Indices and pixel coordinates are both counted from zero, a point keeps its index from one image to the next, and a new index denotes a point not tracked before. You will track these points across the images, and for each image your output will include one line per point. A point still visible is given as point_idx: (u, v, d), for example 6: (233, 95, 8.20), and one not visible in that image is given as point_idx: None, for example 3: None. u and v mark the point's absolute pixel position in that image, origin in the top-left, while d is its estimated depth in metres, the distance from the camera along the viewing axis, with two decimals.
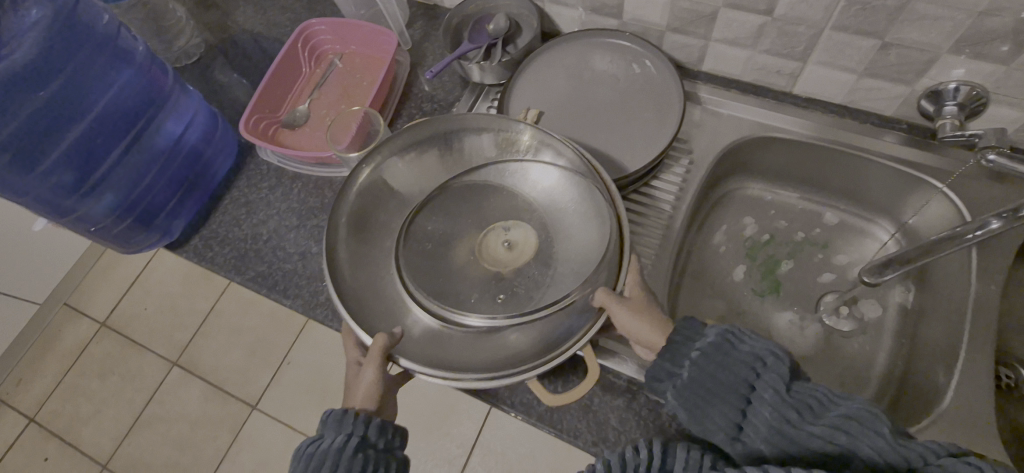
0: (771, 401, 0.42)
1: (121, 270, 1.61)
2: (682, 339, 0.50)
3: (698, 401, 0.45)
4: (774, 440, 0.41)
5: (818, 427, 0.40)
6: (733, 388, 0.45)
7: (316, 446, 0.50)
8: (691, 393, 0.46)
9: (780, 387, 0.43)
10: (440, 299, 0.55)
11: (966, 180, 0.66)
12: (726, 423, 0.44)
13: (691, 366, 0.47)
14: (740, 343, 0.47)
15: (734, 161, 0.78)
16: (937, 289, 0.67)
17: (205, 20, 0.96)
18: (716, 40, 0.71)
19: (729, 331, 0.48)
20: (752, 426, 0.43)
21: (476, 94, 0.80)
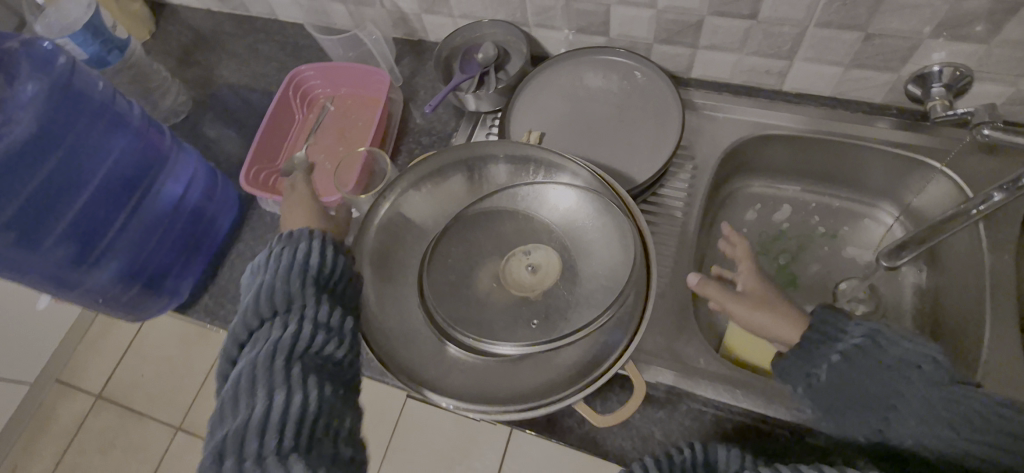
0: (915, 412, 0.45)
1: (113, 338, 1.56)
2: (811, 333, 0.51)
3: (834, 402, 0.49)
4: (921, 443, 0.45)
5: (975, 439, 0.43)
6: (880, 393, 0.47)
7: (290, 244, 0.52)
8: (828, 396, 0.49)
9: (927, 401, 0.44)
10: (472, 330, 0.54)
11: (963, 157, 0.69)
12: (867, 424, 0.47)
13: (830, 370, 0.49)
14: (892, 346, 0.47)
15: (735, 162, 0.79)
16: (951, 265, 0.68)
17: (189, 77, 0.96)
18: (703, 47, 0.73)
19: (880, 333, 0.48)
20: (898, 429, 0.46)
21: (474, 122, 0.81)
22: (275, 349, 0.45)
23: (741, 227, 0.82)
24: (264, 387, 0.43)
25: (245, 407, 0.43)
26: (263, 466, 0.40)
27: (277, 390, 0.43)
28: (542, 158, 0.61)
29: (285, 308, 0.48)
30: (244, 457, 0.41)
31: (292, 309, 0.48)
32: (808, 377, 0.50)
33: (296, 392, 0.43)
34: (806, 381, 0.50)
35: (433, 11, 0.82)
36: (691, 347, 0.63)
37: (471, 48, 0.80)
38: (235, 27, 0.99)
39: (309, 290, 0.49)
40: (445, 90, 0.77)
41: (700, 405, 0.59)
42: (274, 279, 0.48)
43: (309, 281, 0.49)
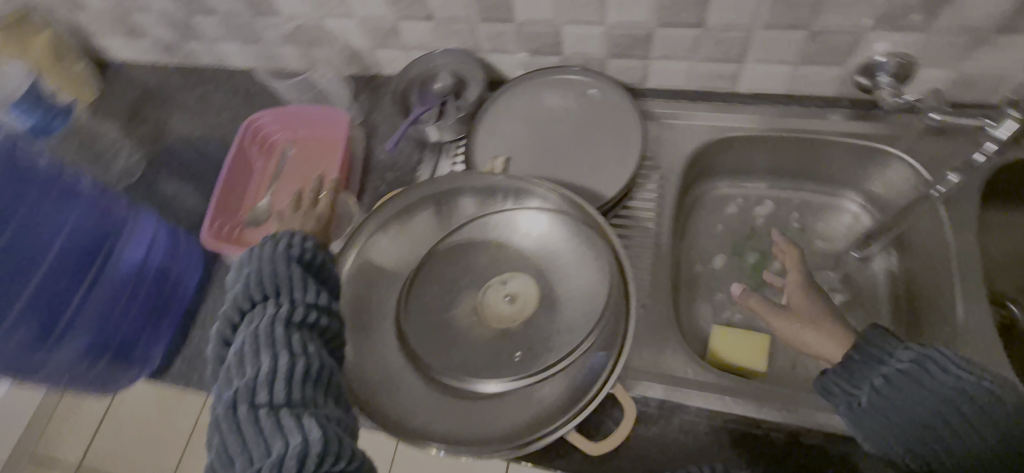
0: (956, 436, 0.46)
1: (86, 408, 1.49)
2: (857, 357, 0.52)
3: (874, 423, 0.49)
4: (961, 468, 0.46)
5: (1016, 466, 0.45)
6: (925, 420, 0.47)
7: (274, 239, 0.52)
8: (870, 417, 0.49)
9: (972, 428, 0.46)
10: (458, 372, 0.54)
11: (915, 141, 0.71)
12: (907, 449, 0.48)
13: (873, 393, 0.50)
14: (940, 370, 0.48)
15: (699, 167, 0.80)
16: (919, 248, 0.70)
17: (140, 134, 0.93)
18: (656, 58, 0.74)
19: (927, 356, 0.49)
20: (936, 455, 0.47)
21: (437, 153, 0.80)
22: (273, 321, 0.47)
23: (714, 231, 0.82)
24: (268, 347, 0.45)
25: (251, 369, 0.45)
26: (276, 414, 0.43)
27: (279, 352, 0.45)
28: (507, 186, 0.61)
29: (272, 292, 0.48)
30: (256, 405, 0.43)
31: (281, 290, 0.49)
32: (851, 397, 0.51)
33: (299, 356, 0.46)
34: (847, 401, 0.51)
35: (384, 46, 0.81)
36: (677, 359, 0.63)
37: (427, 80, 0.80)
38: (184, 78, 0.96)
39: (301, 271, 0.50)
40: (405, 125, 0.76)
41: (693, 417, 0.59)
42: (260, 265, 0.49)
43: (295, 262, 0.50)
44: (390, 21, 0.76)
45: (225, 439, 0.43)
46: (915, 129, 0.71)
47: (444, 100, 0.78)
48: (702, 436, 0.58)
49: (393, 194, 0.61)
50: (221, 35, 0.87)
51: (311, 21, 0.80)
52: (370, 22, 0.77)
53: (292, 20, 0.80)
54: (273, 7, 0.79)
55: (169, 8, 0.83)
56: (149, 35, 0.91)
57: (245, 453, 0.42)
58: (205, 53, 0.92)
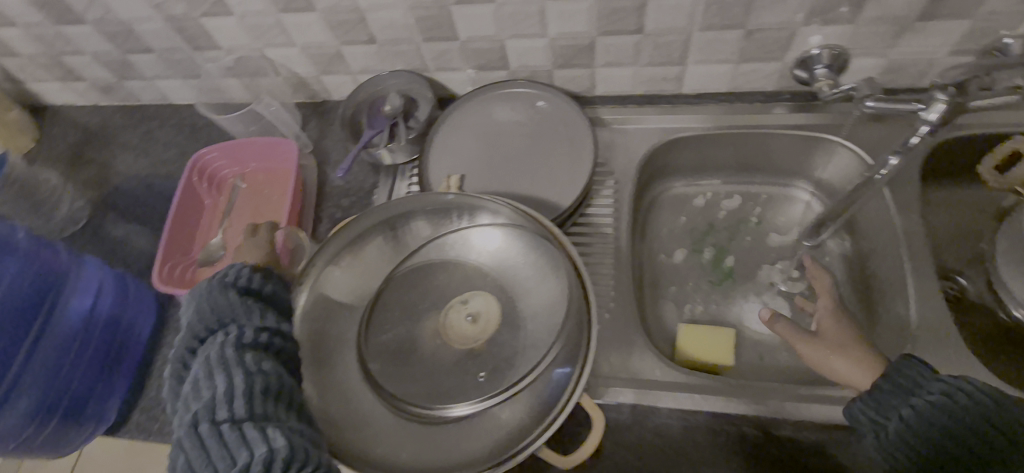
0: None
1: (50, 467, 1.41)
2: (886, 386, 0.51)
3: (900, 454, 0.48)
4: None
5: None
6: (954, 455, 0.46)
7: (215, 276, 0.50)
8: (897, 446, 0.48)
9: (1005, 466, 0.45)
10: (426, 399, 0.54)
11: (855, 128, 0.73)
12: None
13: (902, 424, 0.49)
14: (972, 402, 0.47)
15: (653, 168, 0.81)
16: (869, 229, 0.72)
17: (83, 178, 0.90)
18: (601, 66, 0.74)
19: (960, 388, 0.47)
20: None
21: (392, 175, 0.79)
22: (224, 346, 0.45)
23: (674, 230, 0.83)
24: (221, 368, 0.44)
25: (207, 391, 0.43)
26: (239, 428, 0.41)
27: (234, 371, 0.43)
28: (461, 205, 0.60)
29: (221, 323, 0.47)
30: (219, 421, 0.42)
31: (231, 321, 0.48)
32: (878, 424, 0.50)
33: (255, 374, 0.44)
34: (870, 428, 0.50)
35: (330, 72, 0.80)
36: (645, 361, 0.63)
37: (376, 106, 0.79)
38: (127, 117, 0.94)
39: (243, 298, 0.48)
40: (355, 149, 0.75)
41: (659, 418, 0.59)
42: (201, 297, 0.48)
43: (233, 289, 0.48)
44: (333, 47, 0.75)
45: (189, 459, 0.41)
46: (853, 119, 0.73)
47: (394, 121, 0.78)
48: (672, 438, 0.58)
49: (342, 223, 0.59)
50: (161, 71, 0.85)
51: (252, 51, 0.78)
52: (312, 49, 0.76)
53: (233, 52, 0.79)
54: (212, 40, 0.77)
55: (103, 48, 0.81)
56: (85, 76, 0.88)
57: (209, 467, 0.40)
58: (146, 91, 0.90)
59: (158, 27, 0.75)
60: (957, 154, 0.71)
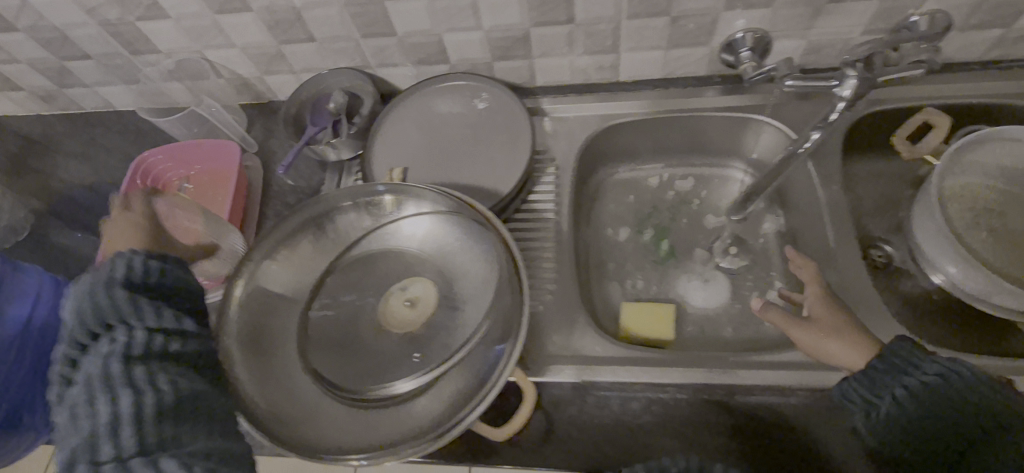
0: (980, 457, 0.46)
1: None
2: (881, 363, 0.52)
3: (893, 435, 0.50)
4: None
5: None
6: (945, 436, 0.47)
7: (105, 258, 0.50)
8: (887, 428, 0.50)
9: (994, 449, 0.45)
10: (364, 383, 0.56)
11: (780, 106, 0.76)
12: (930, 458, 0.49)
13: (894, 404, 0.50)
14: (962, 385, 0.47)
15: (594, 153, 0.83)
16: (799, 203, 0.75)
17: (25, 187, 0.89)
18: (538, 56, 0.77)
19: (953, 370, 0.48)
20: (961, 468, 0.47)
21: (338, 171, 0.80)
22: (108, 358, 0.44)
23: (616, 214, 0.85)
24: (104, 392, 0.42)
25: (86, 422, 0.42)
26: (124, 464, 0.41)
27: (121, 393, 0.42)
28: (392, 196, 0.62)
29: (103, 325, 0.46)
30: (100, 460, 0.41)
31: (118, 322, 0.46)
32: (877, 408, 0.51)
33: (146, 393, 0.43)
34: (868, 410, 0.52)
35: (272, 72, 0.81)
36: (586, 338, 0.65)
37: (322, 103, 0.81)
38: (70, 126, 0.93)
39: (131, 297, 0.46)
40: (298, 145, 0.77)
41: (610, 396, 0.61)
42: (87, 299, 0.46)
43: (118, 286, 0.46)
44: (272, 46, 0.76)
45: None
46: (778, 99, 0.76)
47: (338, 119, 0.79)
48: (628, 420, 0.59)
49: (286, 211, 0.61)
50: (103, 77, 0.85)
51: (193, 53, 0.79)
52: (252, 50, 0.77)
53: (174, 55, 0.80)
54: (151, 44, 0.78)
55: (39, 55, 0.80)
56: (25, 84, 0.87)
57: None
58: (89, 97, 0.89)
59: (94, 32, 0.75)
60: (868, 128, 0.75)
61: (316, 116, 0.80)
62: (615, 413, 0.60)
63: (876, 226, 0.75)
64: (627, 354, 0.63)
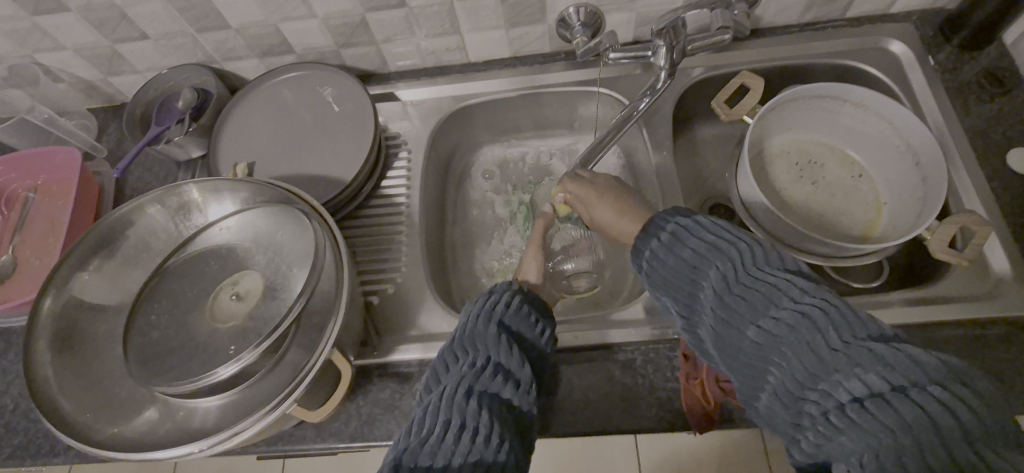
0: (794, 359, 0.38)
1: None
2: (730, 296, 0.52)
3: (724, 348, 0.43)
4: (803, 392, 0.38)
5: (863, 383, 0.35)
6: (799, 347, 0.38)
7: (487, 296, 0.52)
8: (714, 341, 0.44)
9: (807, 345, 0.38)
10: (412, 324, 0.68)
11: (880, 57, 0.76)
12: (783, 377, 0.39)
13: (714, 309, 0.43)
14: (792, 289, 0.41)
15: (685, 108, 0.81)
16: (925, 162, 0.68)
17: None
18: (641, 9, 0.74)
19: None
20: (836, 387, 0.36)
21: (431, 134, 0.81)
22: (490, 357, 0.46)
23: (713, 170, 0.82)
24: (509, 348, 0.47)
25: (479, 385, 0.44)
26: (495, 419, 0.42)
27: (508, 375, 0.45)
28: (416, 200, 0.77)
29: (473, 345, 0.48)
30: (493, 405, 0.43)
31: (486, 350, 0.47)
32: (838, 380, 0.36)
33: (518, 375, 0.46)
34: (882, 378, 0.35)
35: (351, 44, 0.79)
36: None
37: (434, 83, 0.84)
38: None
39: (522, 306, 0.52)
40: (351, 120, 0.78)
41: (659, 279, 0.48)
42: (498, 311, 0.50)
43: (520, 297, 0.52)
44: (357, 15, 0.73)
45: (453, 420, 0.41)
46: (904, 59, 0.75)
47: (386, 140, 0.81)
48: (682, 298, 0.47)
49: (322, 208, 0.62)
50: (158, 60, 0.81)
51: (265, 28, 0.75)
52: (333, 20, 0.74)
53: (244, 31, 0.76)
54: (221, 19, 0.73)
55: (88, 40, 0.76)
56: (66, 75, 0.82)
57: (479, 432, 0.41)
58: (138, 84, 0.85)
59: (156, 8, 0.71)
60: (975, 84, 0.72)
61: (429, 98, 0.84)
62: (665, 291, 0.48)
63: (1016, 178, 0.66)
64: (674, 225, 0.48)
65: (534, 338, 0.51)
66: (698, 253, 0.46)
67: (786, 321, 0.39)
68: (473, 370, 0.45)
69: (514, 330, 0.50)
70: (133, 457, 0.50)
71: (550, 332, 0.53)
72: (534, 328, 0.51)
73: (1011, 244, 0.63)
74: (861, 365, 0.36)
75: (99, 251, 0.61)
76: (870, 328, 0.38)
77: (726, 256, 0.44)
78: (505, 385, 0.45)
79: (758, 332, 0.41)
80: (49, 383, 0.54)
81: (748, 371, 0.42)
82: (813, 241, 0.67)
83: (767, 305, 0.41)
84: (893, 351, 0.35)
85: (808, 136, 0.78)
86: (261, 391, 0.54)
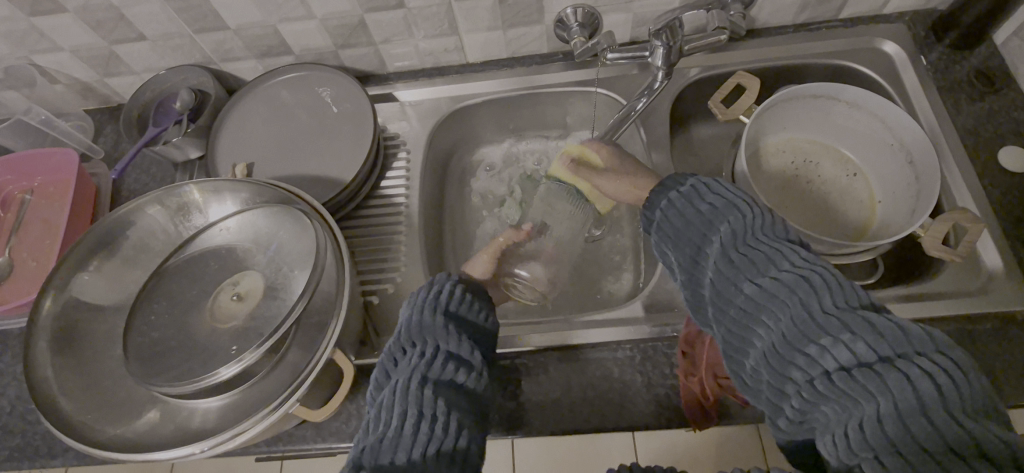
0: (788, 318, 0.40)
1: None
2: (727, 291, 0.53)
3: (719, 306, 0.44)
4: (790, 351, 0.39)
5: (853, 348, 0.36)
6: (793, 307, 0.40)
7: (425, 287, 0.53)
8: (709, 298, 0.45)
9: (803, 306, 0.39)
10: None
11: (874, 57, 0.77)
12: (774, 334, 0.40)
13: (715, 267, 0.45)
14: (793, 256, 0.42)
15: (681, 108, 0.81)
16: (918, 160, 0.68)
17: None
18: (637, 9, 0.75)
19: None
20: (826, 350, 0.37)
21: (430, 134, 0.82)
22: (436, 347, 0.47)
23: (709, 170, 0.83)
24: (454, 335, 0.48)
25: (432, 374, 0.45)
26: (449, 408, 0.43)
27: (458, 364, 0.46)
28: (414, 200, 0.77)
29: (420, 337, 0.48)
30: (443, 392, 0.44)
31: (432, 340, 0.48)
32: (828, 343, 0.37)
33: (469, 363, 0.47)
34: (871, 347, 0.36)
35: (349, 45, 0.79)
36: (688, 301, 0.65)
37: (432, 83, 0.84)
38: None
39: (463, 293, 0.52)
40: (350, 121, 0.78)
41: (670, 236, 0.50)
42: (436, 299, 0.51)
43: (459, 283, 0.53)
44: (355, 16, 0.73)
45: (407, 411, 0.42)
46: (897, 59, 0.76)
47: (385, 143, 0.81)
48: (685, 257, 0.49)
49: (321, 208, 0.62)
50: (156, 61, 0.81)
51: (263, 29, 0.75)
52: (332, 21, 0.74)
53: (242, 32, 0.76)
54: (219, 20, 0.73)
55: (85, 41, 0.76)
56: (63, 76, 0.82)
57: (434, 422, 0.42)
58: (134, 85, 0.85)
59: (155, 9, 0.71)
60: (966, 84, 0.74)
61: (426, 99, 0.84)
62: (673, 247, 0.50)
63: (1007, 176, 0.67)
64: (691, 187, 0.51)
65: (478, 322, 0.52)
66: (710, 215, 0.48)
67: (784, 283, 0.41)
68: (423, 361, 0.46)
69: (459, 317, 0.51)
70: (135, 458, 0.50)
71: (488, 314, 0.54)
72: (476, 314, 0.52)
73: (1003, 240, 0.64)
74: (853, 331, 0.37)
75: (99, 251, 0.61)
76: (863, 300, 0.39)
77: (736, 217, 0.46)
78: (458, 372, 0.46)
79: (754, 291, 0.42)
80: (50, 384, 0.54)
81: (739, 329, 0.43)
82: (810, 239, 0.68)
83: (766, 267, 0.42)
84: (887, 322, 0.37)
85: (803, 135, 0.78)
86: (262, 392, 0.54)
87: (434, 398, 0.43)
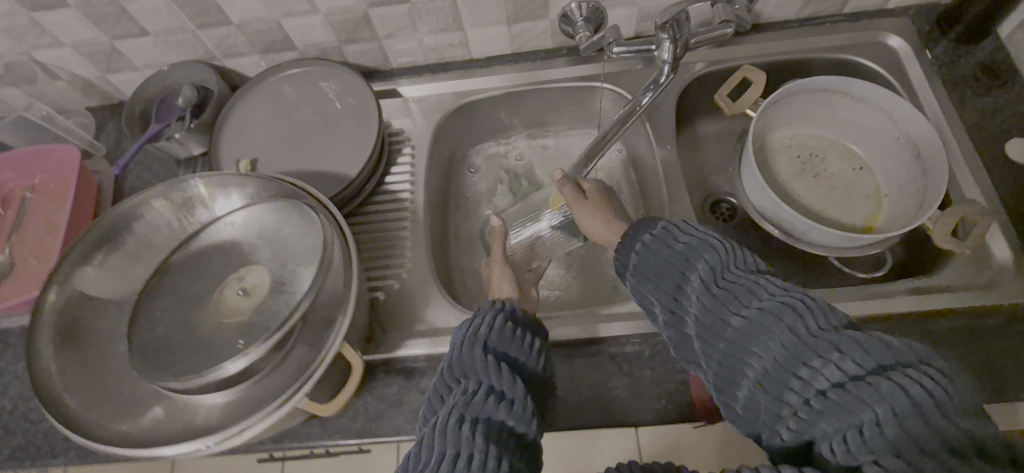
0: (775, 345, 0.39)
1: None
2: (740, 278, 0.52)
3: (705, 339, 0.44)
4: (784, 377, 0.38)
5: (842, 366, 0.36)
6: (778, 334, 0.39)
7: (472, 322, 0.52)
8: (696, 331, 0.44)
9: (788, 332, 0.39)
10: (419, 320, 0.68)
11: (879, 52, 0.77)
12: (764, 362, 0.40)
13: (698, 302, 0.45)
14: (771, 285, 0.42)
15: (686, 103, 0.81)
16: (925, 153, 0.68)
17: None
18: (643, 4, 0.75)
19: None
20: (817, 370, 0.37)
21: (435, 129, 0.81)
22: (479, 382, 0.46)
23: (715, 165, 0.82)
24: (495, 370, 0.47)
25: (469, 410, 0.44)
26: (488, 443, 0.42)
27: (501, 397, 0.45)
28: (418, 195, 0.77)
29: (464, 373, 0.48)
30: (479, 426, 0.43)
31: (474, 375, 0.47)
32: (818, 364, 0.37)
33: (512, 398, 0.45)
34: (858, 362, 0.36)
35: (353, 40, 0.79)
36: None
37: (436, 79, 0.84)
38: None
39: (510, 327, 0.51)
40: (354, 116, 0.78)
41: (647, 274, 0.50)
42: (482, 335, 0.50)
43: (506, 317, 0.52)
44: (360, 10, 0.73)
45: (446, 450, 0.42)
46: (902, 54, 0.76)
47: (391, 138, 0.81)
48: (666, 296, 0.48)
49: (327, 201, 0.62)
50: (158, 57, 0.80)
51: (267, 24, 0.75)
52: (336, 16, 0.74)
53: (246, 27, 0.75)
54: (222, 15, 0.73)
55: (86, 37, 0.75)
56: (64, 72, 0.81)
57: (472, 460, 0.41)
58: (136, 81, 0.85)
59: (157, 4, 0.71)
60: (971, 78, 0.73)
61: (430, 94, 0.84)
62: (651, 288, 0.49)
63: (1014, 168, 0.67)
64: (661, 230, 0.51)
65: (524, 356, 0.50)
66: (686, 251, 0.48)
67: (768, 310, 0.41)
68: (462, 398, 0.45)
69: (503, 353, 0.50)
70: (140, 454, 0.49)
71: (541, 349, 0.52)
72: (524, 351, 0.51)
73: (1011, 233, 0.64)
74: (840, 349, 0.37)
75: (103, 247, 0.60)
76: (844, 322, 0.39)
77: (712, 253, 0.46)
78: (498, 406, 0.44)
79: (741, 321, 0.42)
80: (53, 380, 0.53)
81: (728, 362, 0.42)
82: (818, 233, 0.67)
83: (747, 298, 0.42)
84: (870, 337, 0.37)
85: (809, 130, 0.78)
86: (269, 386, 0.54)
87: (471, 434, 0.42)
